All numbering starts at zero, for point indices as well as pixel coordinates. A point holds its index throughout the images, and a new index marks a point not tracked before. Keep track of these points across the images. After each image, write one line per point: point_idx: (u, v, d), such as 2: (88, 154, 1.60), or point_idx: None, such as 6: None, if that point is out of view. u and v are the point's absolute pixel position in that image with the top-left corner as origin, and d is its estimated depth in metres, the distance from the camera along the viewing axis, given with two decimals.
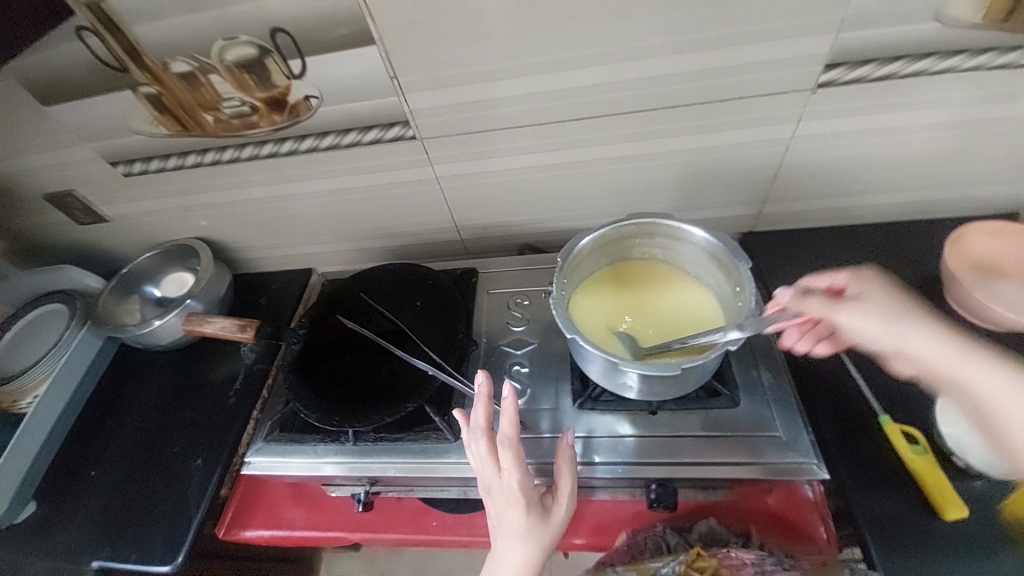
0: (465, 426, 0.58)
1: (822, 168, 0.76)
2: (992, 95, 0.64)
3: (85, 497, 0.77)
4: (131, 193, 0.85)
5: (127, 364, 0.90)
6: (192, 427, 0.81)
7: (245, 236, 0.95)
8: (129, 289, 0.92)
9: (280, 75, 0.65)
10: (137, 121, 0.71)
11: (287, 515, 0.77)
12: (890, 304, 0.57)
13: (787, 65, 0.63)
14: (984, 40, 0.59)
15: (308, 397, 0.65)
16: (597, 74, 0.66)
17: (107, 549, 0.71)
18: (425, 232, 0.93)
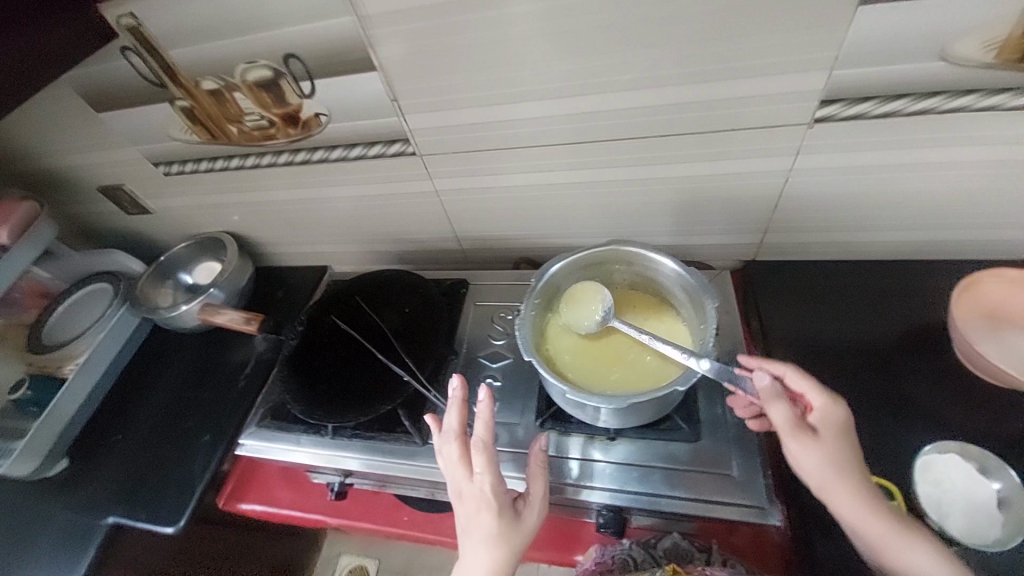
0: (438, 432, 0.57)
1: (823, 202, 0.73)
2: (1011, 138, 0.60)
3: (110, 458, 0.87)
4: (170, 190, 0.94)
5: (157, 345, 1.01)
6: (206, 405, 0.91)
7: (268, 234, 1.04)
8: (165, 276, 1.02)
9: (293, 95, 0.71)
10: (174, 129, 0.80)
11: (278, 494, 0.84)
12: (843, 452, 0.51)
13: (780, 100, 0.62)
14: (999, 81, 0.55)
15: (296, 390, 0.71)
16: (586, 102, 0.67)
17: (123, 507, 0.81)
18: (428, 240, 0.97)
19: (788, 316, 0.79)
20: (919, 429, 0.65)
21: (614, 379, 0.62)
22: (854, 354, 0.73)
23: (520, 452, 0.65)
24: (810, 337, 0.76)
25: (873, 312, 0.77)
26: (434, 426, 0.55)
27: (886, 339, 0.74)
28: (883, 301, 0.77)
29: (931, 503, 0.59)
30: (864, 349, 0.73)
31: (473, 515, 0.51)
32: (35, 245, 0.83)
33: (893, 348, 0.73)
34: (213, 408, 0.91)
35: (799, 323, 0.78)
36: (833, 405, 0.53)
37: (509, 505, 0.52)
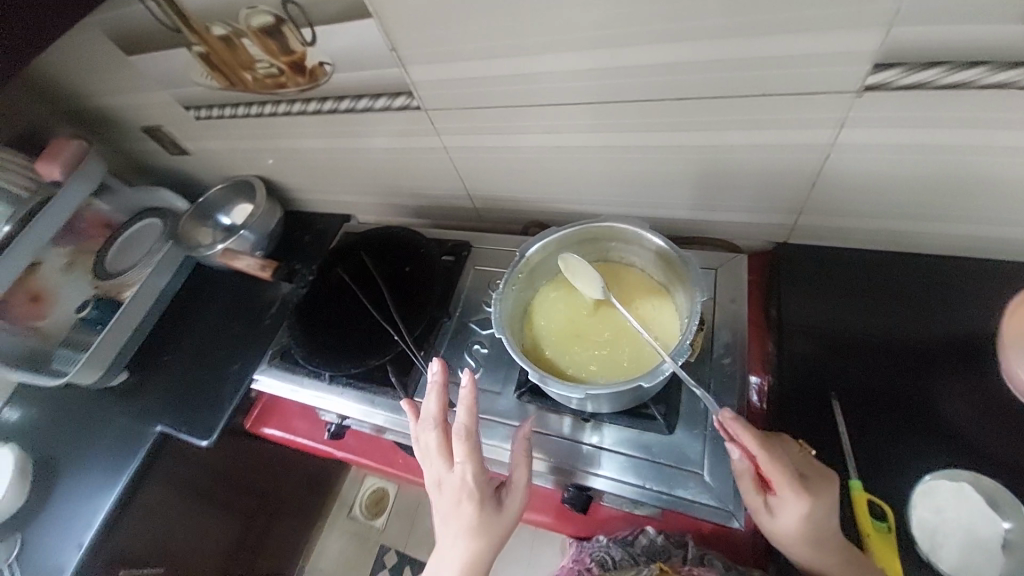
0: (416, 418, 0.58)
1: (870, 185, 0.63)
2: None
3: (160, 375, 1.00)
4: (202, 133, 0.99)
5: (201, 280, 1.12)
6: (237, 338, 1.01)
7: (293, 180, 1.07)
8: (205, 217, 1.09)
9: (297, 43, 0.70)
10: (195, 75, 0.82)
11: (294, 425, 0.94)
12: (797, 534, 0.51)
13: (821, 61, 0.52)
14: None
15: (299, 335, 0.76)
16: (596, 57, 0.60)
17: (169, 419, 0.94)
18: (441, 196, 0.96)
19: (810, 308, 0.72)
20: (931, 449, 0.59)
21: (595, 365, 0.60)
22: (876, 358, 0.66)
23: (497, 421, 0.67)
24: (829, 334, 0.69)
25: (913, 313, 0.68)
26: (412, 413, 0.56)
27: (920, 345, 0.65)
28: (929, 301, 0.67)
29: (926, 533, 0.54)
30: (891, 354, 0.66)
31: (456, 504, 0.52)
32: (87, 181, 0.92)
33: (925, 355, 0.65)
34: (244, 342, 1.01)
35: (821, 317, 0.71)
36: (794, 501, 0.49)
37: (491, 494, 0.53)
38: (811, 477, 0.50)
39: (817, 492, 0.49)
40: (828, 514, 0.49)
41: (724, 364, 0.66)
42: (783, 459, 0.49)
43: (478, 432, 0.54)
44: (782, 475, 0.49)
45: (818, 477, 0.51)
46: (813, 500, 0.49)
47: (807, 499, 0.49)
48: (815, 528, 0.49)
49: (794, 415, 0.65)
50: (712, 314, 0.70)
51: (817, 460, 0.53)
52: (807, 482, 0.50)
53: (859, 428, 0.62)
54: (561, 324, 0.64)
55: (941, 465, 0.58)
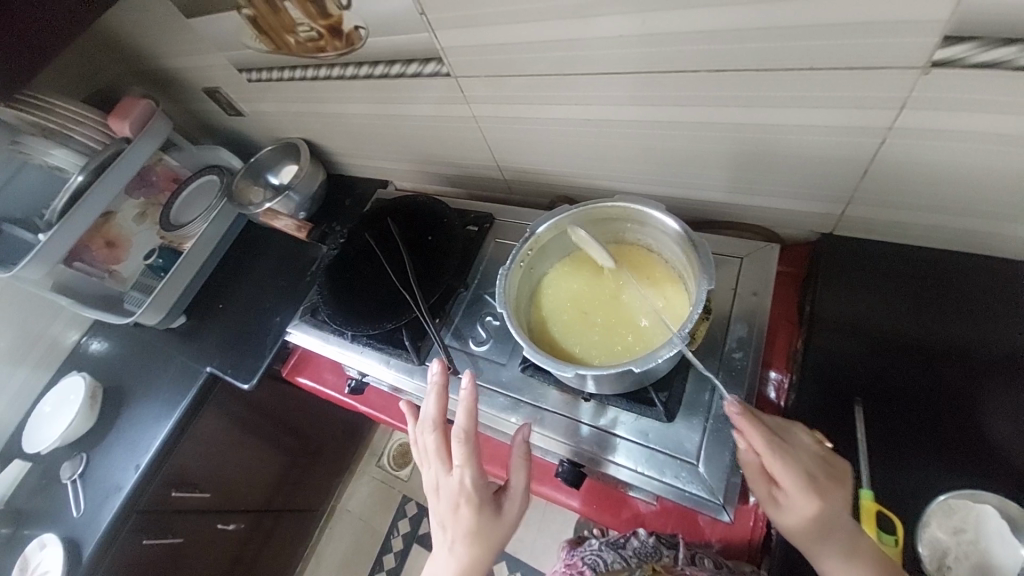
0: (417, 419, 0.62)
1: (929, 176, 0.56)
2: None
3: (213, 320, 1.10)
4: (253, 95, 1.04)
5: (252, 236, 1.21)
6: (280, 292, 1.09)
7: (335, 143, 1.11)
8: (256, 176, 1.16)
9: (333, 7, 0.72)
10: (245, 38, 0.86)
11: (324, 377, 1.00)
12: (807, 533, 0.48)
13: (880, 31, 0.46)
14: None
15: (327, 294, 0.81)
16: (627, 23, 0.57)
17: (217, 361, 1.04)
18: (472, 166, 0.96)
19: (847, 305, 0.66)
20: (962, 468, 0.54)
21: (595, 345, 0.60)
22: (914, 365, 0.61)
23: (502, 392, 0.68)
24: (862, 335, 0.64)
25: (967, 319, 0.61)
26: (412, 414, 0.60)
27: (969, 354, 0.59)
28: (995, 308, 0.60)
29: (933, 552, 0.51)
30: (937, 363, 0.60)
31: (455, 509, 0.55)
32: (153, 138, 1.01)
33: (977, 366, 0.58)
34: (286, 295, 1.08)
35: (858, 316, 0.65)
36: (799, 501, 0.47)
37: (489, 498, 0.56)
38: (823, 479, 0.48)
39: (828, 497, 0.47)
40: (838, 520, 0.47)
41: (738, 358, 0.63)
42: (791, 459, 0.48)
43: (476, 436, 0.56)
44: (789, 473, 0.47)
45: (832, 481, 0.48)
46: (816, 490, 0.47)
47: (816, 500, 0.47)
48: (824, 530, 0.47)
49: (812, 417, 0.61)
50: (732, 305, 0.67)
51: (837, 462, 0.50)
52: (819, 484, 0.48)
53: (883, 438, 0.58)
54: (567, 301, 0.64)
55: (972, 487, 0.53)
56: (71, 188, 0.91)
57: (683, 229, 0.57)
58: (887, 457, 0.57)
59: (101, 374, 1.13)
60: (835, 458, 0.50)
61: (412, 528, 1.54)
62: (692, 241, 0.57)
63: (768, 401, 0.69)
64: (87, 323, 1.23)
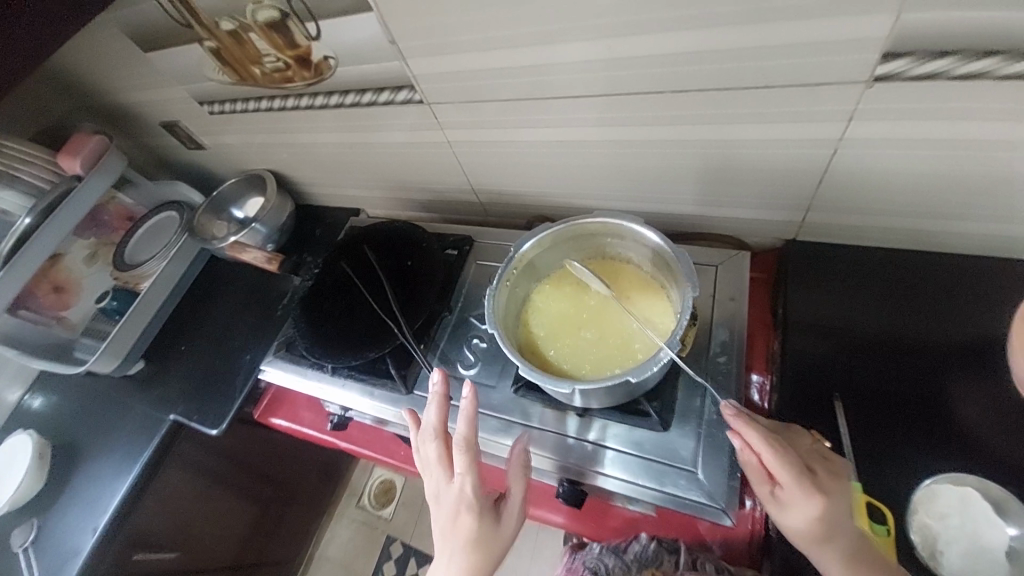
0: (419, 426, 0.62)
1: (879, 181, 0.61)
2: None
3: (176, 364, 1.04)
4: (216, 127, 1.01)
5: (216, 273, 1.15)
6: (249, 329, 1.04)
7: (304, 173, 1.09)
8: (219, 209, 1.12)
9: (302, 37, 0.72)
10: (207, 70, 0.84)
11: (301, 413, 0.96)
12: (811, 531, 0.48)
13: (829, 50, 0.50)
14: None
15: (303, 327, 0.78)
16: (595, 49, 0.60)
17: (181, 408, 0.97)
18: (446, 190, 0.96)
19: (817, 305, 0.70)
20: (940, 452, 0.57)
21: (584, 360, 0.60)
22: (883, 357, 0.64)
23: (491, 415, 0.67)
24: (832, 333, 0.68)
25: (926, 311, 0.65)
26: (415, 422, 0.60)
27: (931, 343, 0.63)
28: (952, 299, 0.64)
29: (925, 539, 0.53)
30: (905, 354, 0.64)
31: (456, 516, 0.55)
32: (105, 177, 0.96)
33: (941, 356, 0.62)
34: (257, 330, 1.03)
35: (829, 316, 0.69)
36: (801, 496, 0.48)
37: (488, 506, 0.56)
38: (823, 473, 0.50)
39: (828, 490, 0.49)
40: (840, 514, 0.48)
41: (721, 363, 0.65)
42: (788, 453, 0.50)
43: (476, 443, 0.57)
44: (786, 467, 0.49)
45: (831, 476, 0.50)
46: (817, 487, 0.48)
47: (816, 494, 0.48)
48: (828, 525, 0.48)
49: (798, 414, 0.63)
50: (713, 312, 0.69)
51: (836, 461, 0.52)
52: (817, 477, 0.49)
53: (868, 430, 0.60)
54: (556, 317, 0.64)
55: (951, 470, 0.56)
56: (17, 233, 0.84)
57: (664, 241, 0.59)
58: (875, 448, 0.59)
59: (49, 431, 1.03)
60: (835, 457, 0.53)
61: (398, 570, 1.46)
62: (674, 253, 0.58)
63: (753, 404, 0.71)
64: (31, 377, 1.13)
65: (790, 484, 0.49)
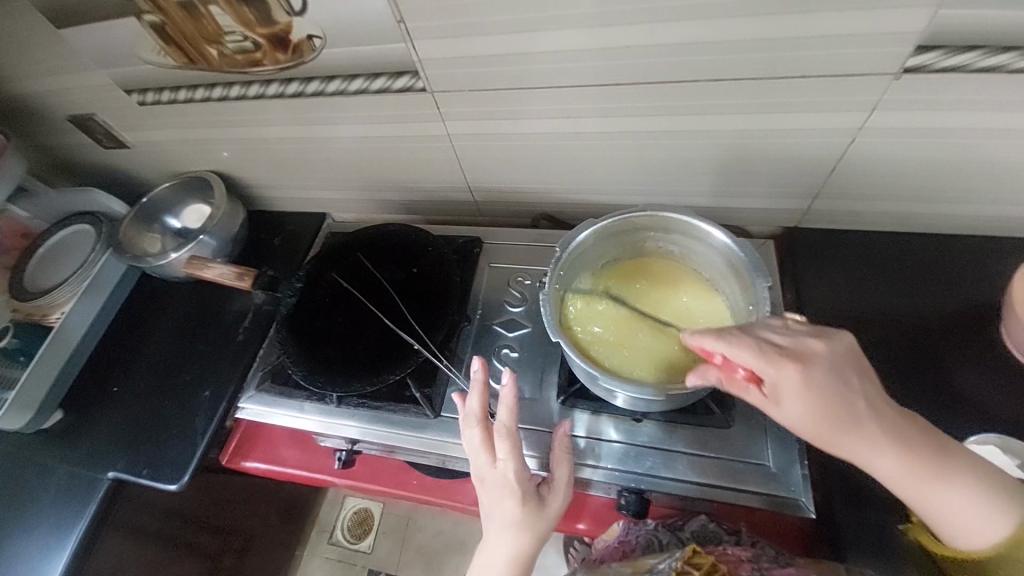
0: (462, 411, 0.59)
1: (886, 167, 0.65)
2: None
3: (109, 410, 0.84)
4: (147, 122, 0.84)
5: (147, 293, 0.96)
6: (201, 358, 0.86)
7: (258, 175, 0.94)
8: (150, 219, 0.94)
9: (281, 11, 0.61)
10: (145, 51, 0.70)
11: (282, 453, 0.82)
12: (812, 413, 0.43)
13: (867, 42, 0.51)
14: None
15: (296, 353, 0.67)
16: (633, 35, 0.56)
17: (123, 462, 0.79)
18: (437, 190, 0.88)
19: (828, 291, 0.73)
20: (961, 418, 0.62)
21: (642, 361, 0.58)
22: (897, 334, 0.68)
23: (539, 430, 0.63)
24: (846, 316, 0.71)
25: (923, 290, 0.71)
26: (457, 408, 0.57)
27: (932, 318, 0.68)
28: (943, 274, 0.71)
29: None
30: (912, 324, 0.68)
31: (499, 502, 0.53)
32: (6, 184, 0.77)
33: (942, 325, 0.68)
34: (211, 360, 0.86)
35: (841, 300, 0.72)
36: (782, 376, 0.43)
37: (532, 490, 0.54)
38: (796, 343, 0.45)
39: (807, 359, 0.44)
40: (831, 382, 0.44)
41: None
42: (749, 338, 0.45)
43: (519, 431, 0.55)
44: (753, 352, 0.44)
45: (806, 342, 0.45)
46: (789, 361, 0.44)
47: (794, 366, 0.44)
48: (826, 399, 0.43)
49: None
50: None
51: (807, 328, 0.48)
52: (790, 351, 0.45)
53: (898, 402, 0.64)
54: (604, 315, 0.61)
55: (972, 433, 0.61)
56: None
57: (729, 239, 0.57)
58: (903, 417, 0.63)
59: None
60: (805, 325, 0.49)
61: None
62: (741, 252, 0.57)
63: None
64: None
65: (762, 371, 0.44)
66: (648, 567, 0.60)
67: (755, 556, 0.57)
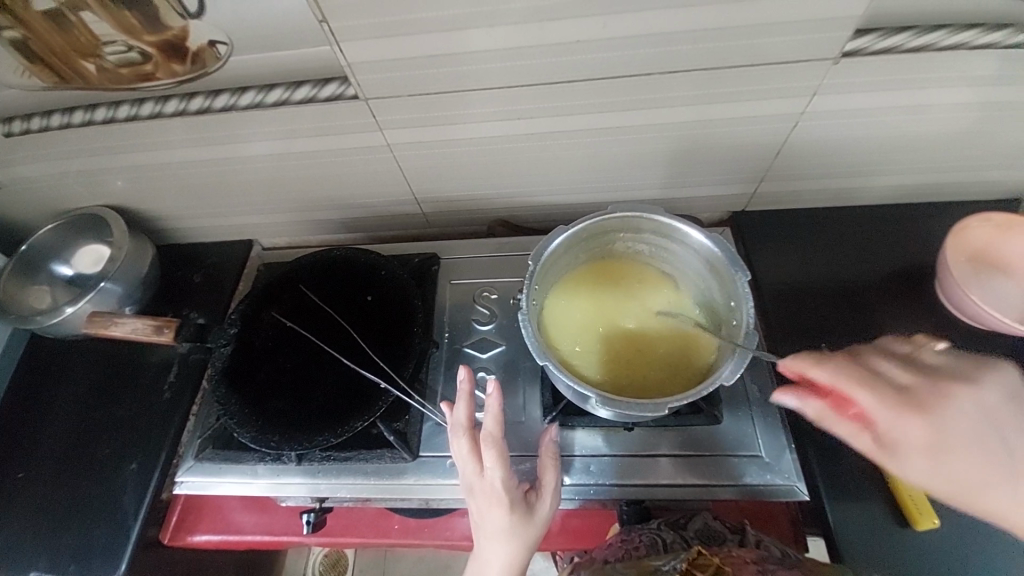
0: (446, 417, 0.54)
1: (825, 148, 0.67)
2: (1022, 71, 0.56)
3: (10, 503, 0.70)
4: (15, 155, 0.70)
5: (41, 356, 0.80)
6: (122, 424, 0.74)
7: (167, 206, 0.81)
8: (35, 269, 0.79)
9: (172, 14, 0.53)
10: (5, 73, 0.59)
11: (237, 519, 0.72)
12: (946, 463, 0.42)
13: (808, 28, 0.52)
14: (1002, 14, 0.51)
15: (240, 411, 0.59)
16: (583, 28, 0.53)
17: (41, 561, 0.65)
18: (381, 205, 0.81)
19: (786, 270, 0.75)
20: None
21: (633, 372, 0.56)
22: (853, 305, 0.71)
23: (531, 455, 0.60)
24: (804, 291, 0.73)
25: (864, 257, 0.75)
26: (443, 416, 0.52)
27: (879, 284, 0.72)
28: (882, 242, 0.76)
29: None
30: (862, 292, 0.72)
31: (486, 512, 0.49)
32: None
33: (889, 292, 0.72)
34: (133, 428, 0.73)
35: (798, 277, 0.74)
36: (903, 425, 0.43)
37: (520, 498, 0.50)
38: (919, 387, 0.44)
39: (934, 406, 0.43)
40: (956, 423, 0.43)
41: None
42: (871, 381, 0.45)
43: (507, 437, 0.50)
44: (876, 397, 0.44)
45: (935, 388, 0.44)
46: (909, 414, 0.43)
47: (918, 414, 0.43)
48: (947, 446, 0.42)
49: None
50: None
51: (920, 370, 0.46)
52: (913, 395, 0.44)
53: None
54: (585, 328, 0.58)
55: None
56: None
57: (703, 235, 0.57)
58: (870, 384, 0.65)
59: None
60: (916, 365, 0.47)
61: None
62: (716, 247, 0.56)
63: None
64: None
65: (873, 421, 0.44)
66: (652, 570, 0.51)
67: (758, 556, 0.50)
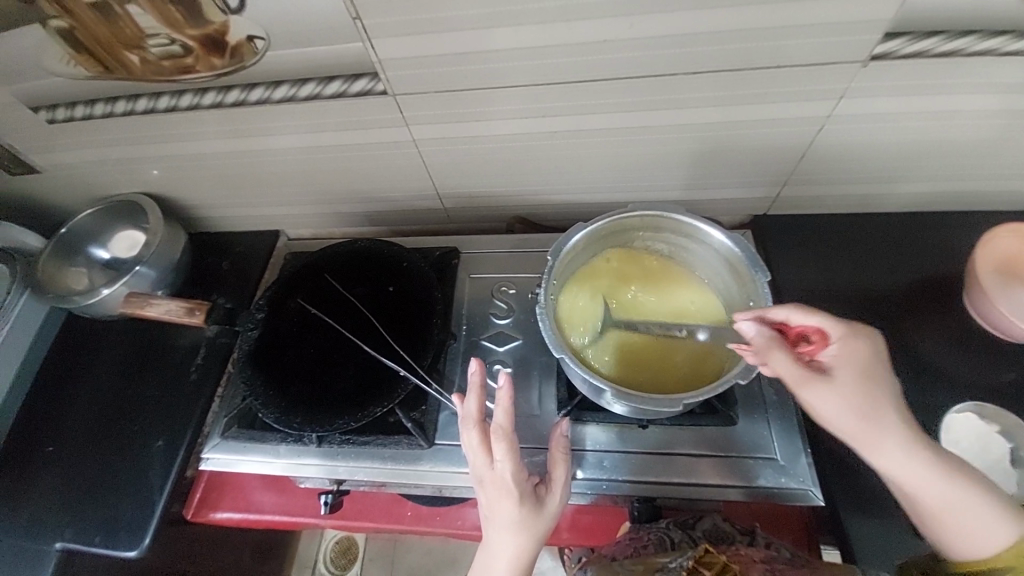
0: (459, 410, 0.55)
1: (850, 152, 0.67)
2: None
3: (44, 473, 0.73)
4: (61, 142, 0.74)
5: (76, 335, 0.84)
6: (151, 403, 0.77)
7: (199, 195, 0.84)
8: (75, 251, 0.83)
9: (214, 9, 0.54)
10: (52, 61, 0.61)
11: (257, 499, 0.75)
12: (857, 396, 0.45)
13: (835, 31, 0.52)
14: None
15: (264, 393, 0.61)
16: (609, 27, 0.53)
17: (70, 531, 0.69)
18: (403, 199, 0.83)
19: (806, 275, 0.74)
20: (941, 391, 0.64)
21: (649, 369, 0.57)
22: (874, 313, 0.70)
23: (543, 448, 0.61)
24: (824, 296, 0.72)
25: (888, 264, 0.74)
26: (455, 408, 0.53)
27: (902, 293, 0.71)
28: (907, 249, 0.74)
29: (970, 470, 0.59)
30: (885, 300, 0.71)
31: (496, 503, 0.50)
32: None
33: (913, 301, 0.71)
34: (161, 407, 0.76)
35: (819, 282, 0.73)
36: (848, 348, 0.47)
37: (530, 490, 0.51)
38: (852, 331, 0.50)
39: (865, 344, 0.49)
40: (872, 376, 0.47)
41: None
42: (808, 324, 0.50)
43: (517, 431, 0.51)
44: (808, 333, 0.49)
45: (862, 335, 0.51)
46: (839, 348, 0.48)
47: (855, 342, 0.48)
48: (879, 400, 0.45)
49: None
50: None
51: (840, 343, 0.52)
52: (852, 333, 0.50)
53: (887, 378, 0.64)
54: (601, 325, 0.59)
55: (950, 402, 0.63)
56: None
57: (722, 234, 0.57)
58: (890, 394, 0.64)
59: None
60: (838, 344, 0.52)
61: None
62: (735, 246, 0.56)
63: None
64: None
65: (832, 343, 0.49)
66: (659, 567, 0.51)
67: (768, 556, 0.50)
